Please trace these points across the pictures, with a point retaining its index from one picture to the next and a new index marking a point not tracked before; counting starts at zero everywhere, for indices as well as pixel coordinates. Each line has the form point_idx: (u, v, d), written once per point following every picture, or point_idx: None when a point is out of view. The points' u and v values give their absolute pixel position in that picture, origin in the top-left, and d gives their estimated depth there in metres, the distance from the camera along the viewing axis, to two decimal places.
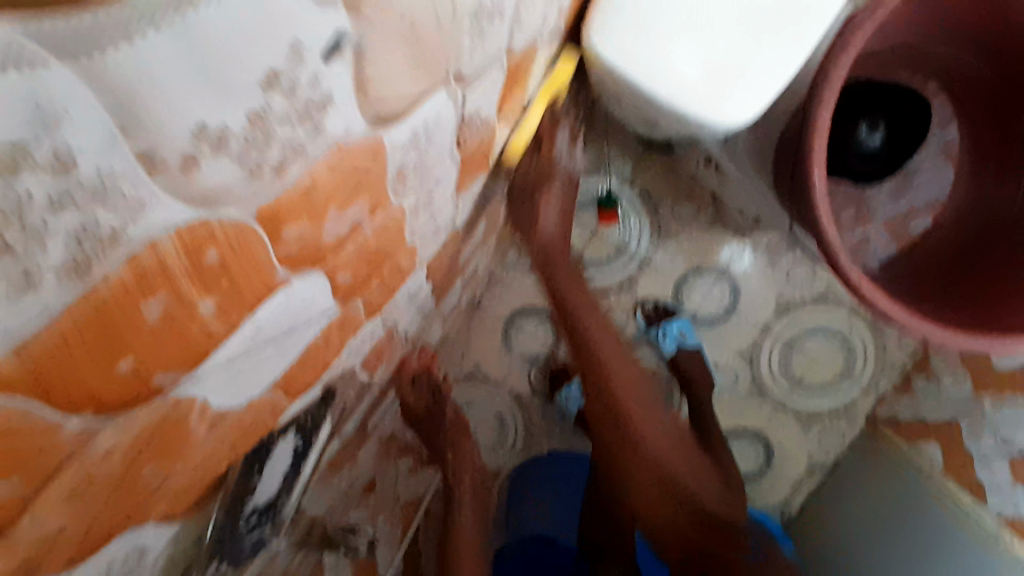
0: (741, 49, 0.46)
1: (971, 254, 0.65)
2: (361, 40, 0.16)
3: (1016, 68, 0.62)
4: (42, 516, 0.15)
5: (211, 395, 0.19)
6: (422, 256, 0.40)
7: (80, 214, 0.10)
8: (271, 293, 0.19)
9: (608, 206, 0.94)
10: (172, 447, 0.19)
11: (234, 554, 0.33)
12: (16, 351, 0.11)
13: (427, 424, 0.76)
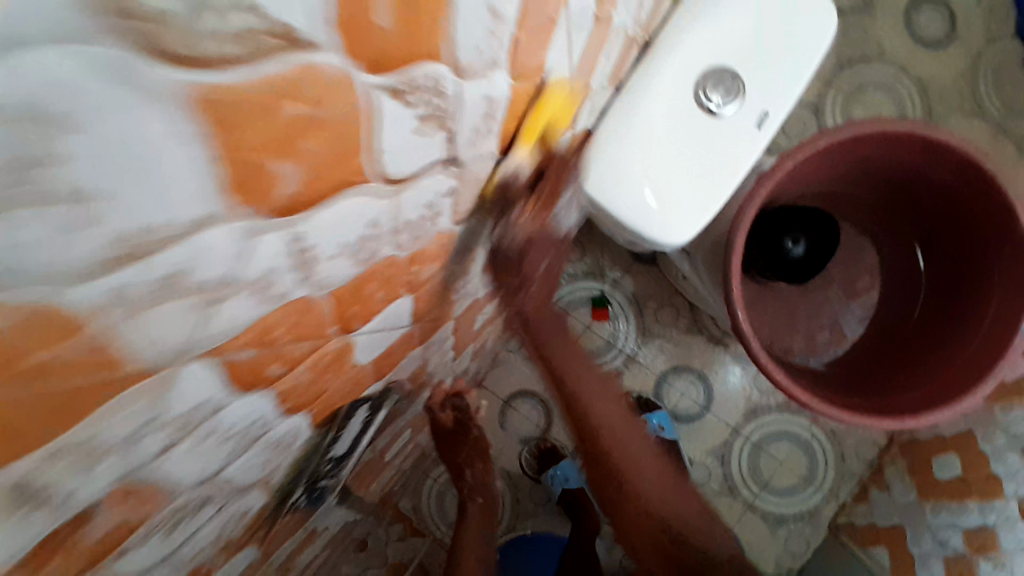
0: (683, 188, 0.65)
1: (884, 358, 0.82)
2: (458, 187, 0.36)
3: (905, 223, 0.82)
4: (299, 375, 0.32)
5: (359, 344, 0.38)
6: (454, 312, 0.60)
7: (373, 242, 0.30)
8: (394, 300, 0.38)
9: (601, 306, 1.18)
10: (336, 370, 0.37)
11: (313, 486, 0.50)
12: (338, 291, 0.30)
13: (455, 442, 0.91)
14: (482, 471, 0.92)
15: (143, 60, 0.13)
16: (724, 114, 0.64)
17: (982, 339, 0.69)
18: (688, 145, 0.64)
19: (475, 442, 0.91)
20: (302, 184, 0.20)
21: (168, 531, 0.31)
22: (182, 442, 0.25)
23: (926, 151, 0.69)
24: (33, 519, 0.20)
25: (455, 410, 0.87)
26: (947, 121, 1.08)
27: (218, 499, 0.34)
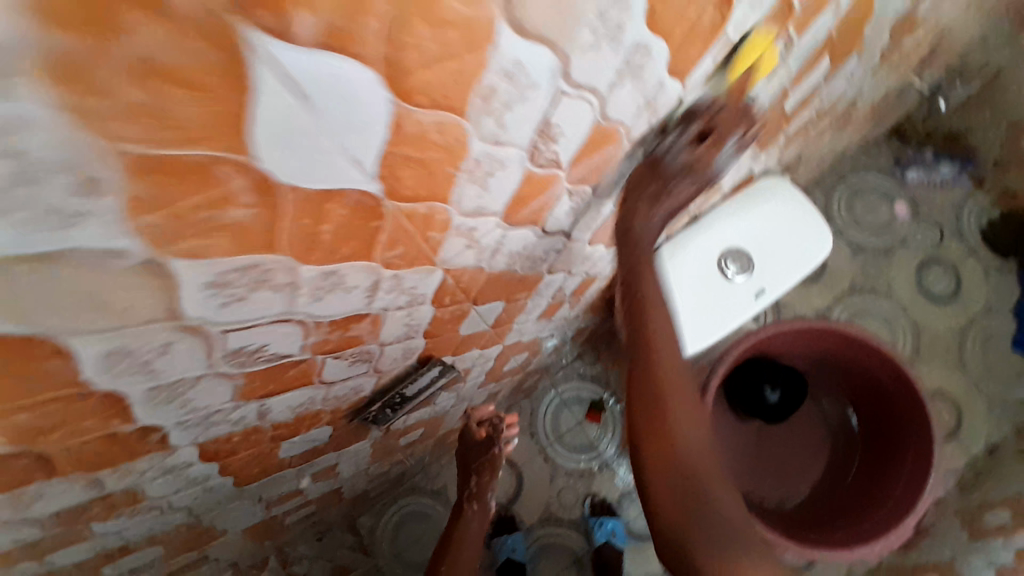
0: (694, 316, 0.88)
1: (821, 507, 0.99)
2: (560, 250, 0.62)
3: (852, 399, 1.03)
4: (443, 312, 0.57)
5: (469, 315, 0.62)
6: (507, 338, 0.84)
7: (515, 256, 0.55)
8: (497, 299, 0.63)
9: (596, 410, 1.49)
10: (451, 324, 0.61)
11: (378, 411, 0.71)
12: (489, 273, 0.55)
13: (476, 451, 1.03)
14: (485, 486, 1.03)
15: (525, 160, 0.39)
16: (743, 285, 0.90)
17: (896, 503, 0.90)
18: (708, 291, 0.88)
19: (495, 460, 1.02)
20: (519, 215, 0.47)
21: (349, 365, 0.53)
22: (402, 308, 0.49)
23: (876, 357, 0.94)
24: (363, 303, 0.43)
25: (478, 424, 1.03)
26: (927, 362, 1.31)
27: (370, 365, 0.56)
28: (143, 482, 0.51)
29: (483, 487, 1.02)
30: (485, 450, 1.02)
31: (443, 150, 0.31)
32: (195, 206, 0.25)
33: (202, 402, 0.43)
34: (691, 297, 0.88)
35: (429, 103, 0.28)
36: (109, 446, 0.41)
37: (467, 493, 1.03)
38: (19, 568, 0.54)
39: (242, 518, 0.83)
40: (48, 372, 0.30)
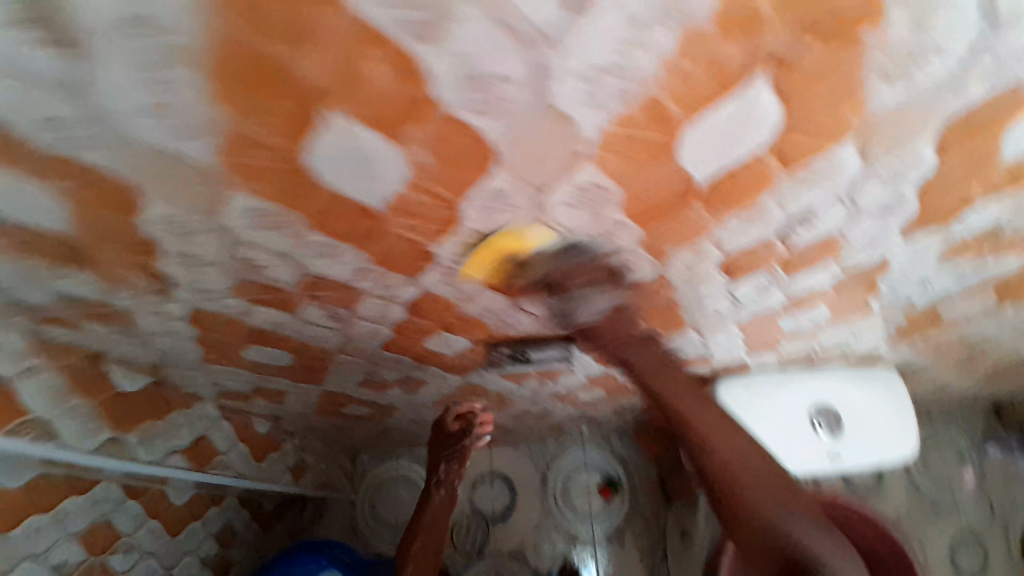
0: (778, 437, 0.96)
1: None
2: (717, 315, 0.75)
3: None
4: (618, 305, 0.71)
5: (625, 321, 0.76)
6: (613, 367, 0.97)
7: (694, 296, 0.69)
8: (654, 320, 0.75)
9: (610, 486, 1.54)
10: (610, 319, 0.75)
11: (503, 352, 0.86)
12: (669, 297, 0.69)
13: (448, 440, 1.10)
14: (451, 476, 1.11)
15: (775, 226, 0.54)
16: (827, 444, 0.98)
17: None
18: (795, 425, 0.97)
19: (454, 463, 1.10)
20: (731, 263, 0.61)
21: (539, 300, 0.68)
22: (609, 281, 0.64)
23: None
24: (603, 257, 0.58)
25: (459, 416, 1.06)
26: None
27: (548, 308, 0.70)
28: (367, 292, 0.65)
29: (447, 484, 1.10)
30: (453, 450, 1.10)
31: (757, 180, 0.46)
32: (642, 128, 0.40)
33: (473, 255, 0.57)
34: (781, 420, 0.97)
35: (778, 148, 0.43)
36: (402, 253, 0.56)
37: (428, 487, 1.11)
38: (239, 308, 0.67)
39: (339, 376, 0.96)
40: (465, 178, 0.45)
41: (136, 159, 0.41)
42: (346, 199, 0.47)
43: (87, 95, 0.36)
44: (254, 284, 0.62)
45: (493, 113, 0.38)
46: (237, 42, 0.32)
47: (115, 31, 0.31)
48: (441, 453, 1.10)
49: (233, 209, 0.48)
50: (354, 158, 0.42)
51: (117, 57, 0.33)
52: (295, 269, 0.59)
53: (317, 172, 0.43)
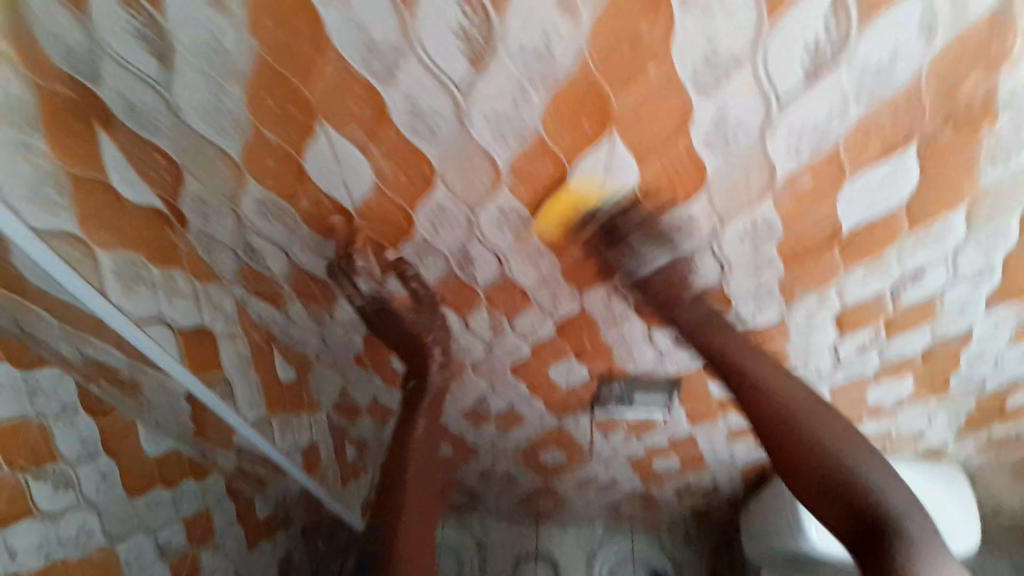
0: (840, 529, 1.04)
1: None
2: (815, 374, 0.87)
3: None
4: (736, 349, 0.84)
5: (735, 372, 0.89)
6: (700, 426, 1.07)
7: (804, 348, 0.82)
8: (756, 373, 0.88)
9: None
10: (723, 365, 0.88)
11: (614, 393, 0.97)
12: (781, 346, 0.82)
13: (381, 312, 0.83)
14: (437, 329, 0.85)
15: (889, 279, 0.69)
16: None
17: None
18: None
19: (423, 319, 0.83)
20: (844, 315, 0.75)
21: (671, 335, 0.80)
22: (739, 321, 0.78)
23: None
24: (745, 294, 0.73)
25: (348, 259, 0.75)
26: None
27: (675, 343, 0.82)
28: (536, 303, 0.78)
29: (432, 380, 0.91)
30: (396, 319, 0.83)
31: (885, 228, 0.63)
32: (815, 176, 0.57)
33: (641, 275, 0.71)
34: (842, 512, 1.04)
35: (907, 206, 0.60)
36: (591, 268, 0.71)
37: (409, 393, 0.93)
38: (425, 303, 0.81)
39: (452, 398, 1.07)
40: (675, 199, 0.61)
41: (453, 152, 0.58)
42: (578, 206, 0.63)
43: (460, 100, 0.53)
44: (452, 279, 0.76)
45: (718, 147, 0.55)
46: (583, 76, 0.50)
47: (517, 59, 0.49)
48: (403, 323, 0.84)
49: (491, 207, 0.64)
50: (603, 172, 0.59)
51: (501, 77, 0.51)
52: (495, 269, 0.73)
53: (572, 181, 0.60)
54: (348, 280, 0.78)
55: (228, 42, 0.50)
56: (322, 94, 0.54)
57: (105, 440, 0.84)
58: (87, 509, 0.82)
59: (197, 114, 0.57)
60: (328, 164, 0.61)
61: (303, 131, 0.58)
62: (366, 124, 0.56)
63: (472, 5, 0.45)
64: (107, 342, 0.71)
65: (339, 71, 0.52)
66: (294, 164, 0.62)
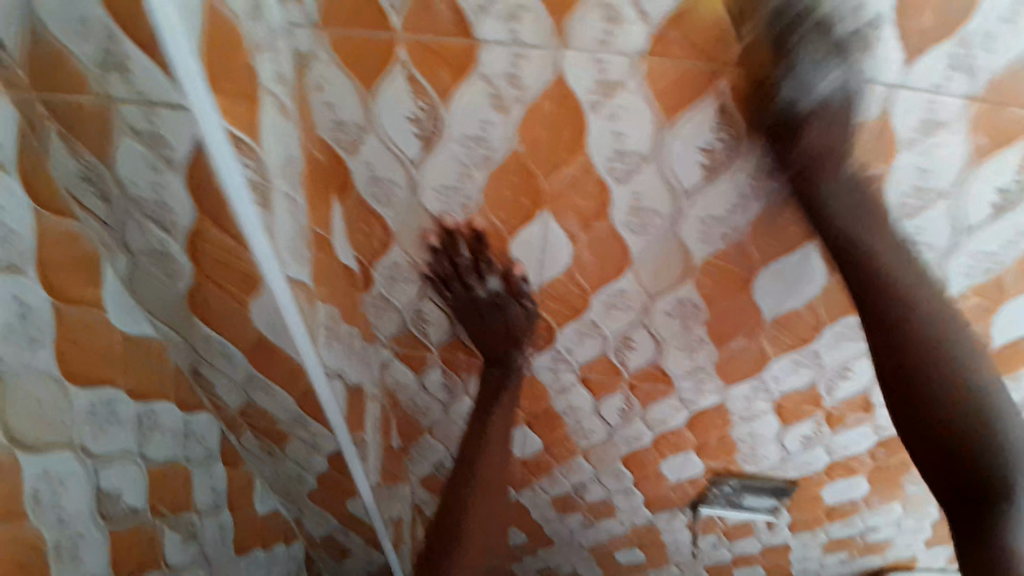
0: None
1: None
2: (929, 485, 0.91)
3: None
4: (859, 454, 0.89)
5: (852, 480, 0.94)
6: (797, 535, 1.08)
7: None
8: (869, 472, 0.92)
9: None
10: (840, 470, 0.93)
11: (729, 494, 1.00)
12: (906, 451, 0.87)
13: (488, 267, 0.71)
14: (529, 325, 0.76)
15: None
16: None
17: None
18: None
19: (518, 314, 0.75)
20: None
21: (803, 436, 0.86)
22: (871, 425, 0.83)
23: None
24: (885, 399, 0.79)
25: (482, 264, 0.70)
26: None
27: (804, 445, 0.88)
28: (678, 391, 0.82)
29: (517, 369, 0.81)
30: (500, 315, 0.75)
31: None
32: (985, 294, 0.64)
33: (795, 374, 0.77)
34: None
35: None
36: (746, 364, 0.76)
37: (490, 381, 0.82)
38: (568, 384, 0.85)
39: (550, 480, 1.07)
40: (849, 307, 0.67)
41: (654, 249, 0.64)
42: (754, 306, 0.68)
43: (682, 203, 0.59)
44: (602, 362, 0.79)
45: None
46: (802, 194, 0.58)
47: (749, 173, 0.56)
48: (490, 314, 0.76)
49: (674, 301, 0.69)
50: (789, 279, 0.65)
51: (726, 188, 0.58)
52: (650, 355, 0.77)
53: (756, 285, 0.66)
54: (473, 275, 0.72)
55: (493, 136, 0.57)
56: (556, 187, 0.60)
57: (230, 491, 0.83)
58: (201, 563, 0.80)
59: (430, 192, 0.63)
60: (532, 249, 0.67)
61: (525, 218, 0.64)
62: (586, 215, 0.62)
63: (726, 126, 0.54)
64: (277, 395, 0.71)
65: (581, 169, 0.58)
66: (499, 244, 0.68)
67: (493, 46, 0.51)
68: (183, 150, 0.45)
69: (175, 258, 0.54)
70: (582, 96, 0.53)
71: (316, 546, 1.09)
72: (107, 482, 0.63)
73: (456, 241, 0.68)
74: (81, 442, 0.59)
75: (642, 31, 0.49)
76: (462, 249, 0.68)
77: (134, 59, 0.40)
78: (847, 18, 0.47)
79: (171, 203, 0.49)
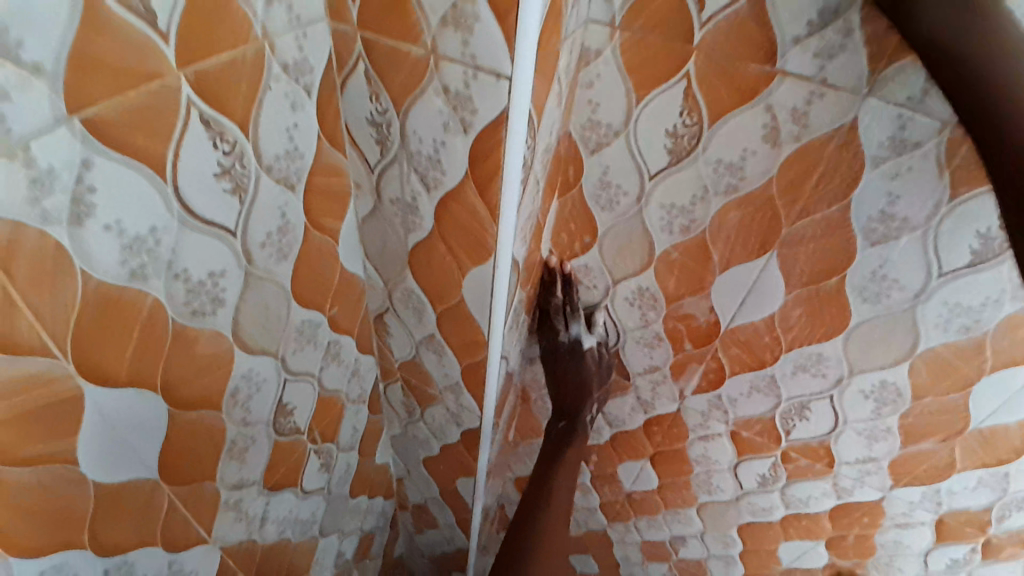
0: None
1: None
2: None
3: None
4: None
5: None
6: None
7: None
8: None
9: None
10: None
11: None
12: None
13: (591, 302, 0.76)
14: (603, 378, 0.82)
15: None
16: None
17: None
18: None
19: (591, 373, 0.80)
20: None
21: (950, 558, 0.80)
22: None
23: None
24: None
25: (570, 307, 0.76)
26: None
27: (947, 567, 0.82)
28: (836, 476, 0.76)
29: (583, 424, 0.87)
30: (579, 363, 0.80)
31: None
32: None
33: (971, 492, 0.71)
34: None
35: None
36: (924, 466, 0.70)
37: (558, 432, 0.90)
38: (709, 434, 0.82)
39: (649, 523, 1.03)
40: None
41: (875, 322, 0.60)
42: (965, 408, 0.63)
43: (930, 283, 0.55)
44: (765, 423, 0.75)
45: None
46: None
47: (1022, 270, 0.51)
48: (569, 367, 0.81)
49: (876, 382, 0.64)
50: (1010, 393, 0.60)
51: (989, 279, 0.53)
52: (823, 430, 0.72)
53: (975, 389, 0.61)
54: (559, 319, 0.78)
55: (750, 166, 0.56)
56: (797, 233, 0.58)
57: (362, 437, 0.87)
58: (324, 495, 0.84)
59: (656, 208, 0.63)
60: (737, 288, 0.65)
61: (756, 250, 0.61)
62: (812, 271, 0.60)
63: None
64: (445, 363, 0.73)
65: (828, 217, 0.56)
66: (705, 275, 0.65)
67: (792, 79, 0.49)
68: (483, 116, 0.47)
69: (418, 211, 0.58)
70: (868, 147, 0.50)
71: (404, 510, 1.12)
72: (288, 398, 0.67)
73: (554, 280, 0.75)
74: (283, 354, 0.63)
75: (963, 98, 0.44)
76: (556, 287, 0.75)
77: (476, 21, 0.43)
78: None
79: (443, 161, 0.52)
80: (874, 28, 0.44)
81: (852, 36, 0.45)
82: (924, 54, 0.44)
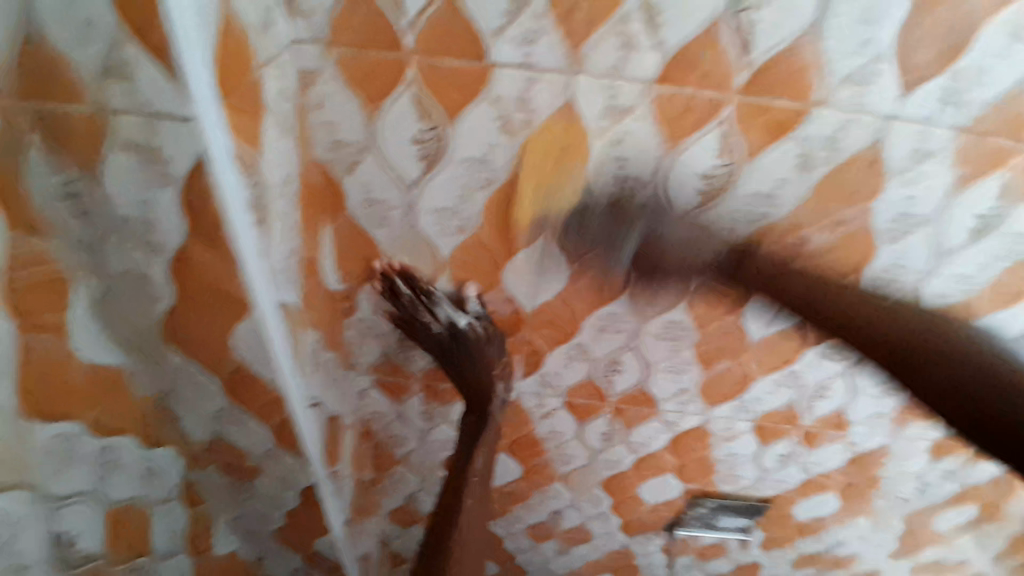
0: None
1: None
2: (892, 496, 0.95)
3: None
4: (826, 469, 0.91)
5: (819, 496, 0.96)
6: (768, 552, 1.09)
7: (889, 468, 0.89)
8: (837, 490, 0.95)
9: None
10: (811, 487, 0.95)
11: (701, 510, 1.00)
12: (869, 466, 0.89)
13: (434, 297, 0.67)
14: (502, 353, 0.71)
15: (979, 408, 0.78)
16: None
17: None
18: None
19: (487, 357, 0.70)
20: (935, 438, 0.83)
21: (779, 454, 0.88)
22: (839, 443, 0.86)
23: None
24: (854, 417, 0.81)
25: (427, 296, 0.67)
26: None
27: (778, 462, 0.90)
28: (661, 414, 0.83)
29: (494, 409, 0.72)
30: (465, 348, 0.69)
31: None
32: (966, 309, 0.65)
33: (774, 395, 0.79)
34: None
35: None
36: (726, 384, 0.78)
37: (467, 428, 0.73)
38: (549, 409, 0.84)
39: (527, 509, 1.05)
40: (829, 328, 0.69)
41: (650, 271, 0.64)
42: (741, 325, 0.70)
43: (680, 227, 0.61)
44: (592, 386, 0.79)
45: (885, 288, 0.65)
46: (792, 223, 0.60)
47: (745, 200, 0.58)
48: (456, 357, 0.70)
49: (665, 325, 0.71)
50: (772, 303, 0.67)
51: (723, 213, 0.59)
52: (637, 378, 0.78)
53: (746, 307, 0.68)
54: (424, 310, 0.68)
55: (496, 158, 0.57)
56: (556, 211, 0.60)
57: (190, 536, 0.76)
58: None
59: (425, 214, 0.62)
60: (525, 273, 0.66)
61: (531, 234, 0.62)
62: (582, 243, 0.62)
63: (727, 154, 0.55)
64: (254, 427, 0.68)
65: (579, 191, 0.58)
66: (495, 267, 0.66)
67: (506, 70, 0.51)
68: (184, 162, 0.43)
69: (154, 279, 0.51)
70: (589, 120, 0.53)
71: None
72: (65, 527, 0.56)
73: (396, 278, 0.66)
74: (38, 482, 0.52)
75: (655, 61, 0.49)
76: (401, 284, 0.66)
77: (139, 64, 0.39)
78: (857, 53, 0.48)
79: (158, 222, 0.47)
80: (561, 9, 0.47)
81: (544, 19, 0.48)
82: (610, 25, 0.48)
